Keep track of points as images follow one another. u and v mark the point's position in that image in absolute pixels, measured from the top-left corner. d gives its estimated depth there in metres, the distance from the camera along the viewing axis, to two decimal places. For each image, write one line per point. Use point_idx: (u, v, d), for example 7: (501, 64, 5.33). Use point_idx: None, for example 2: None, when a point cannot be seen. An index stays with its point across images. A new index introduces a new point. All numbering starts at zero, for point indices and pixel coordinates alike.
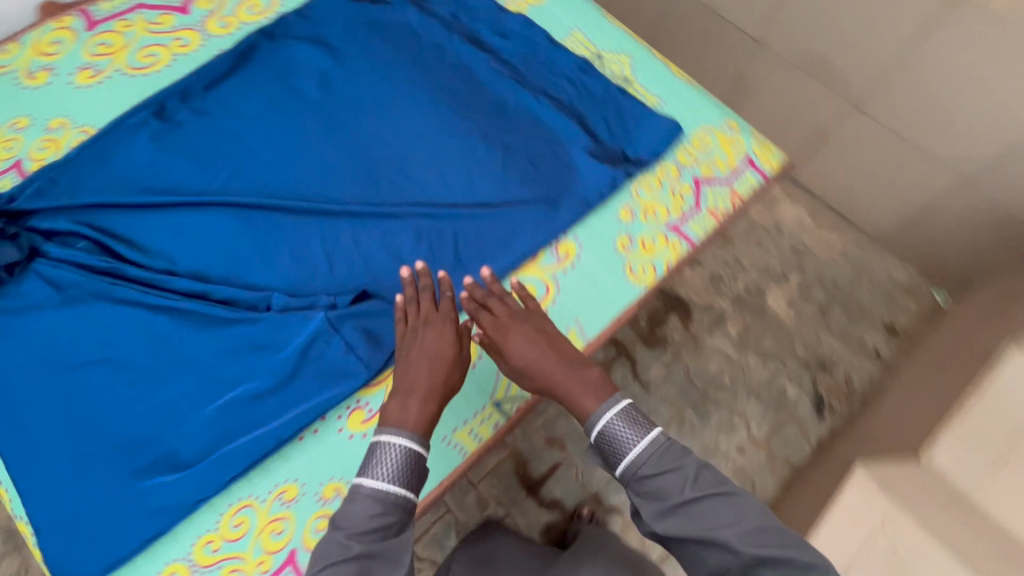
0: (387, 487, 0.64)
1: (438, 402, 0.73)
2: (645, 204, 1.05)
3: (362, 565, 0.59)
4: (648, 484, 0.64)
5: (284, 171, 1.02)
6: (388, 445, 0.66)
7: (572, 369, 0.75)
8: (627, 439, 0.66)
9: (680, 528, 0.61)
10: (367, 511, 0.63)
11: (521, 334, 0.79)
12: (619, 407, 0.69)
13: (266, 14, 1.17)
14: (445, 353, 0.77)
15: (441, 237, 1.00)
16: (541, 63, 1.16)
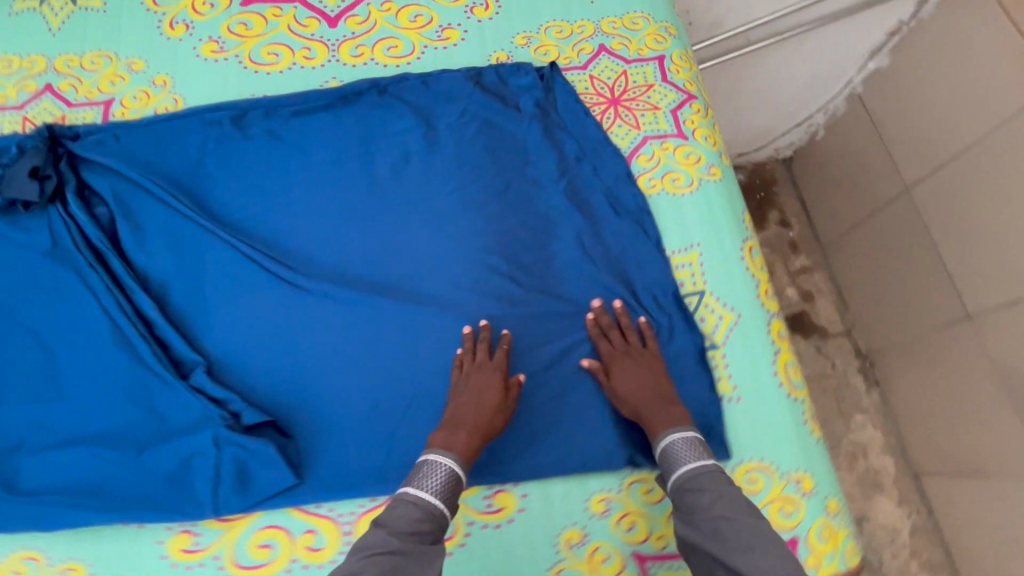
0: (427, 500, 0.71)
1: (482, 437, 0.79)
2: (627, 507, 0.83)
3: (398, 560, 0.65)
4: (684, 500, 0.72)
5: (308, 237, 0.97)
6: (433, 463, 0.75)
7: (662, 405, 0.81)
8: (678, 459, 0.75)
9: (701, 538, 0.68)
10: (410, 515, 0.70)
11: (627, 365, 0.85)
12: (681, 437, 0.77)
13: (398, 64, 1.08)
14: (491, 398, 0.82)
15: (393, 399, 0.87)
16: (627, 265, 0.95)
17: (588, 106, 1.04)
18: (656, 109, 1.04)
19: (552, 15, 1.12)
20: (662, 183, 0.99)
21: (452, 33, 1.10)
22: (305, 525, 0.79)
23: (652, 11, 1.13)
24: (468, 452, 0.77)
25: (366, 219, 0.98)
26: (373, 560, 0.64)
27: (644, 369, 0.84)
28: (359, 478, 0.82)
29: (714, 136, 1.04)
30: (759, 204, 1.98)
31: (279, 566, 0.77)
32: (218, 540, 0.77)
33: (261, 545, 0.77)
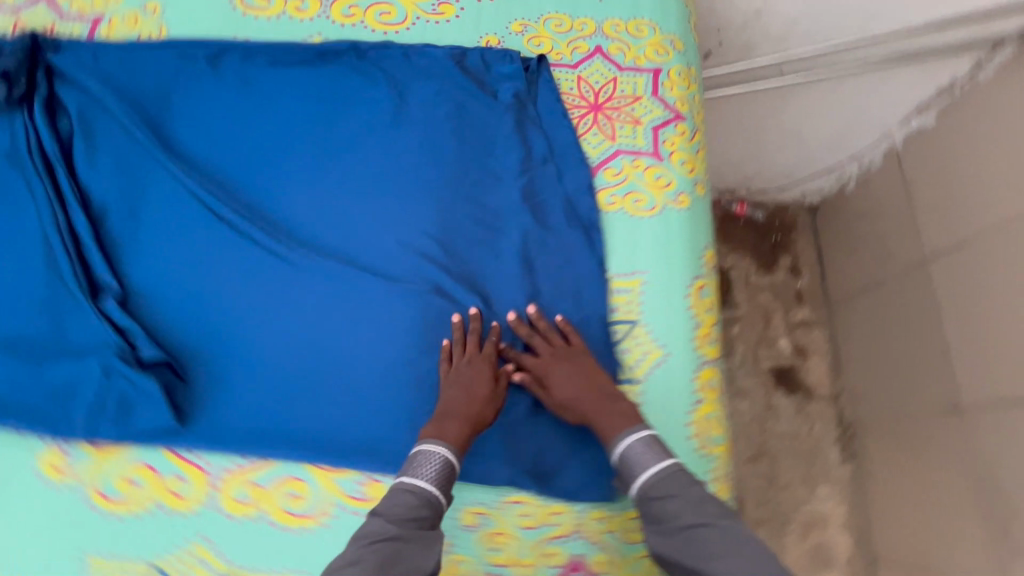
0: (422, 488, 0.71)
1: (472, 428, 0.78)
2: (498, 527, 0.80)
3: (398, 546, 0.65)
4: (653, 509, 0.69)
5: (254, 186, 0.95)
6: (428, 453, 0.74)
7: (607, 404, 0.79)
8: (640, 465, 0.72)
9: (678, 548, 0.67)
10: (407, 503, 0.69)
11: (561, 372, 0.82)
12: (637, 441, 0.74)
13: (386, 31, 1.05)
14: (479, 390, 0.81)
15: (297, 365, 0.86)
16: (567, 280, 0.91)
17: (568, 108, 0.99)
18: (637, 123, 0.98)
19: (555, 6, 1.06)
20: (622, 202, 0.94)
21: (448, 8, 1.06)
22: (174, 470, 0.79)
23: (662, 21, 1.06)
24: (462, 440, 0.76)
25: (314, 181, 0.96)
26: (370, 547, 0.65)
27: (576, 375, 0.81)
28: (241, 435, 0.81)
29: (694, 163, 0.97)
30: (773, 247, 1.89)
31: (139, 504, 0.77)
32: (88, 466, 0.78)
33: (127, 480, 0.78)
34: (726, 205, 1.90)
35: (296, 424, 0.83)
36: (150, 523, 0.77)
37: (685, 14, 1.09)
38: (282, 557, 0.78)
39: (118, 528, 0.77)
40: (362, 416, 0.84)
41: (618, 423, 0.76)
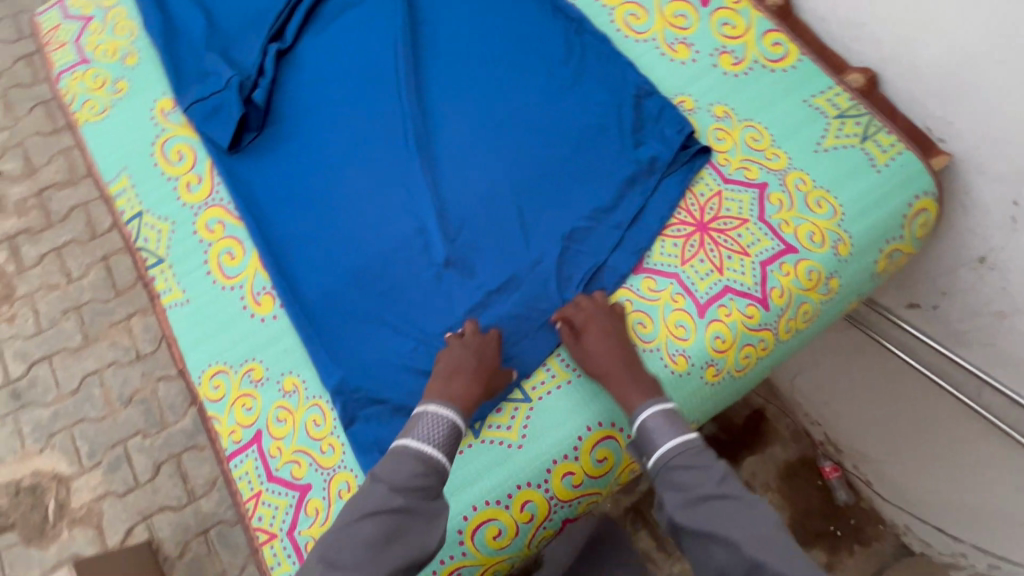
0: (427, 454, 0.76)
1: (482, 391, 0.82)
2: (293, 410, 0.86)
3: (402, 519, 0.73)
4: (674, 476, 0.75)
5: (424, 53, 1.06)
6: (438, 412, 0.78)
7: (633, 370, 0.82)
8: (661, 434, 0.77)
9: (696, 511, 0.72)
10: (412, 470, 0.74)
11: (603, 331, 0.84)
12: (659, 407, 0.78)
13: (622, 30, 1.06)
14: (487, 363, 0.83)
15: (316, 183, 0.98)
16: (528, 317, 0.89)
17: (679, 206, 0.93)
18: (718, 270, 0.88)
19: (768, 121, 0.97)
20: (628, 310, 0.87)
21: (683, 50, 1.03)
22: (202, 173, 1.00)
23: (848, 218, 0.90)
24: (463, 402, 0.80)
25: (451, 83, 1.03)
26: (378, 515, 0.73)
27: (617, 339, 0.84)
28: (249, 191, 0.98)
29: (728, 347, 0.85)
30: (823, 534, 1.51)
31: (170, 173, 1.01)
32: (171, 127, 1.03)
33: (178, 152, 1.01)
34: (821, 453, 1.57)
35: (275, 217, 0.97)
36: (161, 188, 1.00)
37: (881, 234, 0.90)
38: (188, 280, 0.95)
39: (150, 175, 1.01)
40: (312, 253, 0.94)
41: (640, 390, 0.80)
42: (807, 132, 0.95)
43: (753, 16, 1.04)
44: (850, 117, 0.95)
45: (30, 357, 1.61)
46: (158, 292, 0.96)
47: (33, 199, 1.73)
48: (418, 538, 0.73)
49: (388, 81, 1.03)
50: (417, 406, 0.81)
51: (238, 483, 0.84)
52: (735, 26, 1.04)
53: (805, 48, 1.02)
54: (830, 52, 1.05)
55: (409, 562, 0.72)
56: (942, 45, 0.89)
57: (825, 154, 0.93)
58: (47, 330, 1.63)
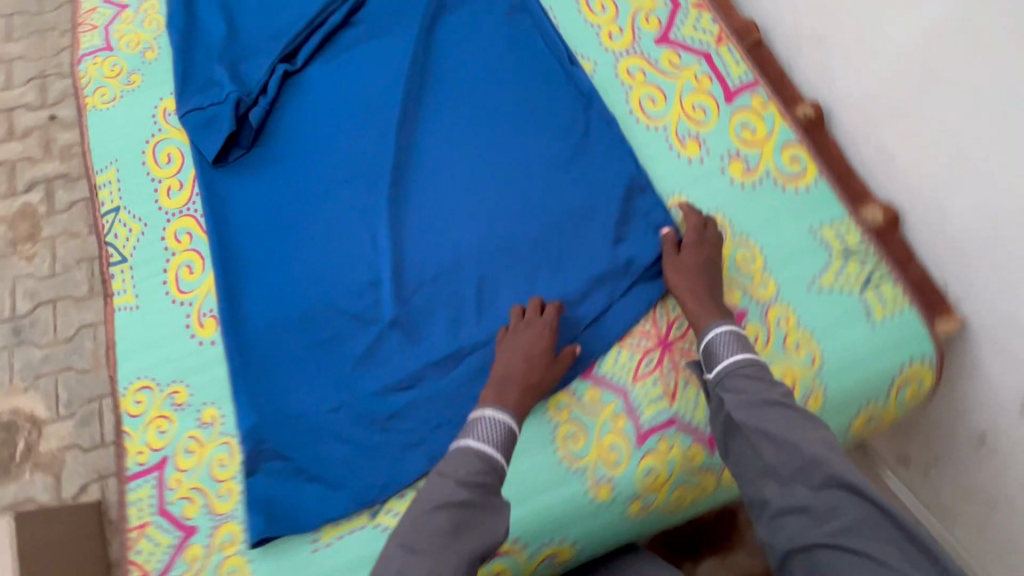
0: (489, 453, 0.71)
1: (533, 396, 0.79)
2: (203, 444, 0.84)
3: (467, 512, 0.66)
4: (737, 382, 0.72)
5: (428, 99, 1.03)
6: (492, 415, 0.75)
7: (710, 296, 0.81)
8: (731, 345, 0.75)
9: (758, 413, 0.68)
10: (475, 466, 0.70)
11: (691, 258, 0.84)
12: (731, 327, 0.77)
13: (634, 112, 1.01)
14: (542, 350, 0.81)
15: (290, 212, 0.97)
16: (461, 398, 0.85)
17: (647, 316, 0.86)
18: (669, 397, 0.81)
19: (765, 242, 0.89)
20: (564, 418, 0.81)
21: (693, 146, 0.97)
22: (185, 180, 1.00)
23: (828, 370, 0.82)
24: (516, 409, 0.77)
25: (447, 136, 1.00)
26: (444, 510, 0.66)
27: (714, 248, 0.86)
28: (223, 207, 0.97)
29: (661, 483, 0.79)
30: None
31: (156, 174, 1.01)
32: (168, 128, 1.04)
33: (168, 155, 1.02)
34: None
35: (241, 239, 0.96)
36: (143, 188, 1.01)
37: (862, 395, 0.82)
38: (144, 285, 0.95)
39: (136, 172, 1.02)
40: (269, 282, 0.93)
41: (713, 315, 0.79)
42: (805, 263, 0.87)
43: (776, 124, 0.97)
44: (855, 257, 0.87)
45: (38, 297, 1.47)
46: (113, 291, 0.96)
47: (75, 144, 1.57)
48: (481, 540, 0.65)
49: (384, 122, 1.01)
50: (470, 412, 0.77)
51: (129, 508, 0.81)
52: (756, 130, 0.96)
53: (825, 169, 0.94)
54: (854, 176, 0.95)
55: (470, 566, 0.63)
56: (977, 202, 0.79)
57: (819, 292, 0.85)
58: (59, 275, 1.48)
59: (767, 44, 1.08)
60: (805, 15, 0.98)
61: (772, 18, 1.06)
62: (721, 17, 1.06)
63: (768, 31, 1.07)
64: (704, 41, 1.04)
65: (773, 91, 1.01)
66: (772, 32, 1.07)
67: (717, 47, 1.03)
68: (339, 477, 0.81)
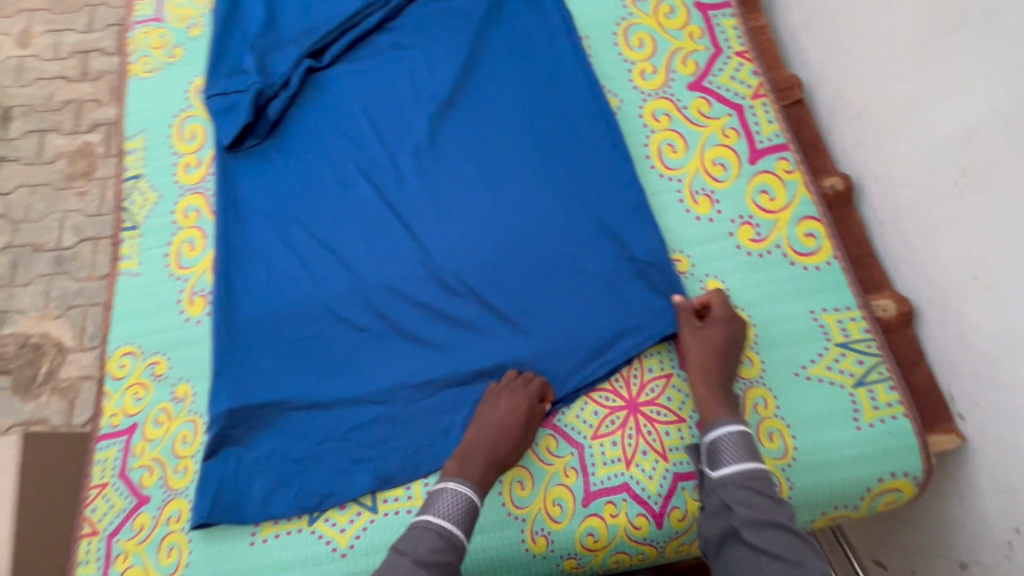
0: (448, 530, 0.71)
1: (500, 470, 0.77)
2: (171, 419, 0.88)
3: None
4: (744, 496, 0.69)
5: (447, 116, 1.03)
6: (453, 487, 0.74)
7: (722, 389, 0.78)
8: (738, 451, 0.72)
9: (764, 534, 0.66)
10: (432, 544, 0.69)
11: (709, 344, 0.80)
12: (739, 429, 0.74)
13: (651, 158, 0.97)
14: (512, 424, 0.78)
15: (297, 208, 1.00)
16: (422, 420, 0.86)
17: (619, 374, 0.84)
18: (626, 463, 0.79)
19: (759, 317, 0.85)
20: (514, 462, 0.80)
21: (705, 204, 0.93)
22: (203, 158, 1.04)
23: (798, 465, 0.77)
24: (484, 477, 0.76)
25: (456, 158, 1.01)
26: None
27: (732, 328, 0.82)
28: (235, 192, 1.01)
29: (599, 548, 0.77)
30: None
31: (179, 149, 1.05)
32: (196, 105, 1.08)
33: (192, 132, 1.06)
34: None
35: (247, 226, 0.99)
36: (164, 160, 1.05)
37: (831, 498, 0.77)
38: (148, 254, 0.99)
39: (161, 144, 1.06)
40: (264, 272, 0.96)
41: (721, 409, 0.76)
42: (797, 348, 0.83)
43: (798, 194, 0.91)
44: (854, 350, 0.82)
45: (82, 232, 1.53)
46: (119, 254, 1.00)
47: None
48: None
49: (400, 134, 1.03)
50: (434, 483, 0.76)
51: (94, 466, 0.86)
52: (774, 197, 0.91)
53: (842, 250, 0.88)
54: (874, 263, 0.90)
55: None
56: (994, 316, 0.72)
57: (806, 381, 0.81)
58: (104, 215, 1.55)
59: (809, 105, 1.02)
60: (852, 83, 0.92)
61: (819, 78, 1.00)
62: (764, 69, 1.00)
63: (813, 90, 1.01)
64: (740, 92, 0.99)
65: (804, 157, 0.95)
66: (815, 94, 1.01)
67: (752, 101, 0.98)
68: (288, 475, 0.83)
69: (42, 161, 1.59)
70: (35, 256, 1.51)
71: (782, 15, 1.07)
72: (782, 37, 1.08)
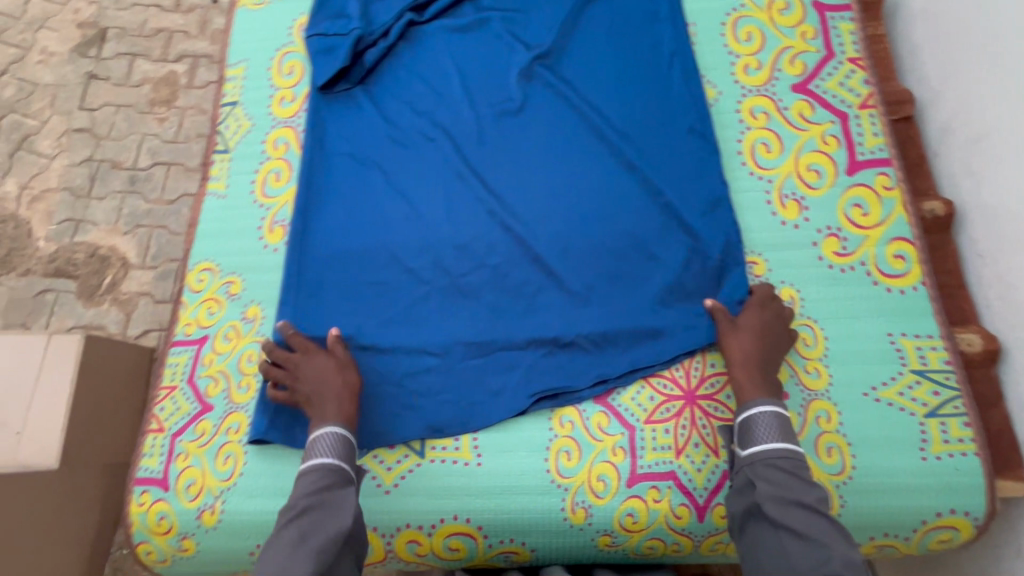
0: (321, 465, 0.75)
1: (353, 402, 0.82)
2: (239, 337, 0.92)
3: (308, 515, 0.70)
4: (770, 474, 0.68)
5: (540, 84, 1.02)
6: (322, 433, 0.78)
7: (761, 374, 0.77)
8: (771, 431, 0.71)
9: (787, 510, 0.64)
10: (310, 482, 0.73)
11: (749, 331, 0.80)
12: (773, 409, 0.73)
13: (743, 155, 0.95)
14: (331, 370, 0.84)
15: (380, 154, 1.01)
16: (476, 379, 0.86)
17: (679, 364, 0.84)
18: (674, 451, 0.79)
19: (833, 331, 0.83)
20: (563, 432, 0.81)
21: (793, 209, 0.90)
22: (298, 94, 1.07)
23: (853, 485, 0.75)
24: (349, 413, 0.80)
25: (541, 128, 1.00)
26: (290, 525, 0.69)
27: (783, 326, 0.82)
28: (323, 132, 1.03)
29: (636, 530, 0.77)
30: None
31: (276, 83, 1.08)
32: (297, 42, 1.10)
33: (290, 68, 1.09)
34: None
35: (330, 165, 1.01)
36: (261, 92, 1.08)
37: (883, 524, 0.75)
38: (235, 179, 1.03)
39: (259, 76, 1.09)
40: (341, 212, 0.98)
41: (762, 392, 0.75)
42: (870, 369, 0.80)
43: (893, 213, 0.88)
44: (931, 380, 0.79)
45: (157, 156, 1.58)
46: (209, 175, 1.04)
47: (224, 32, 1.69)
48: (329, 534, 0.68)
49: (489, 96, 1.02)
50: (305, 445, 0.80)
51: (167, 368, 0.91)
52: (867, 212, 0.88)
53: (933, 277, 0.84)
54: (964, 296, 0.86)
55: (318, 565, 0.66)
56: None
57: (874, 403, 0.78)
58: (180, 143, 1.59)
59: (918, 124, 0.97)
60: (971, 104, 0.88)
61: (934, 96, 0.95)
62: (876, 79, 0.96)
63: (925, 108, 0.96)
64: (847, 100, 0.95)
65: (906, 176, 0.91)
66: (927, 113, 0.96)
67: (859, 111, 0.94)
68: None
69: (129, 83, 1.64)
70: (113, 172, 1.56)
71: (903, 28, 1.02)
72: (898, 50, 1.03)
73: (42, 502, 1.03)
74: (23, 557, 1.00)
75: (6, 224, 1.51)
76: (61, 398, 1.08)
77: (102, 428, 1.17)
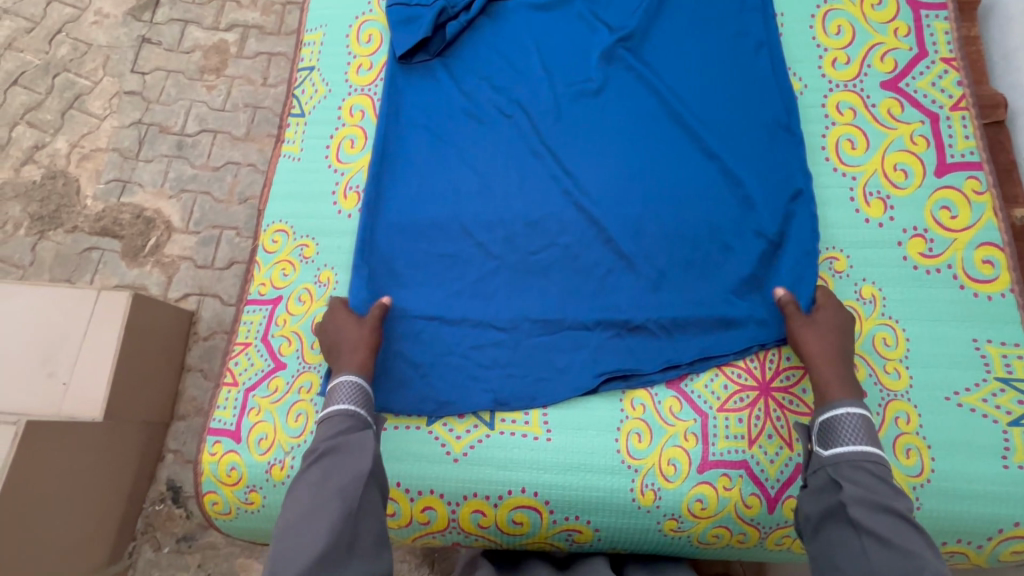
0: (346, 409, 0.76)
1: (372, 354, 0.83)
2: (311, 300, 0.92)
3: (329, 458, 0.72)
4: (859, 476, 0.67)
5: (620, 66, 1.01)
6: (343, 383, 0.79)
7: (845, 370, 0.76)
8: (859, 434, 0.70)
9: (874, 514, 0.64)
10: (335, 426, 0.75)
11: (826, 329, 0.80)
12: (860, 413, 0.71)
13: (827, 150, 0.93)
14: (356, 328, 0.85)
15: (456, 127, 1.00)
16: (545, 355, 0.86)
17: (755, 355, 0.83)
18: (747, 441, 0.78)
19: (915, 332, 0.81)
20: (634, 416, 0.81)
21: (878, 207, 0.89)
22: (375, 63, 1.07)
23: (931, 488, 0.74)
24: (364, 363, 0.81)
25: (620, 109, 0.99)
26: (313, 467, 0.71)
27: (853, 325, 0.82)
28: (400, 102, 1.03)
29: (704, 516, 0.77)
30: None
31: (354, 50, 1.08)
32: (377, 11, 1.10)
33: (369, 36, 1.09)
34: None
35: (406, 135, 1.01)
36: (338, 58, 1.08)
37: (960, 530, 0.74)
38: (311, 144, 1.03)
39: (337, 44, 1.09)
40: (416, 182, 0.98)
41: (848, 393, 0.74)
42: (952, 373, 0.79)
43: (983, 218, 0.86)
44: (1015, 389, 0.77)
45: (204, 123, 1.55)
46: (284, 138, 1.05)
47: (278, 3, 1.65)
48: (347, 477, 0.70)
49: (567, 77, 1.01)
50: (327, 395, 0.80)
51: (241, 325, 0.93)
52: (956, 216, 0.86)
53: (1022, 286, 0.83)
54: None
55: (343, 505, 0.68)
56: None
57: (955, 408, 0.77)
58: (227, 112, 1.56)
59: (1009, 130, 0.95)
60: None
61: None
62: (970, 81, 0.94)
63: (1017, 114, 0.94)
64: (939, 101, 0.93)
65: (996, 181, 0.89)
66: (1020, 119, 0.94)
67: (950, 112, 0.92)
68: (410, 378, 0.86)
69: (180, 49, 1.62)
70: (161, 136, 1.54)
71: (998, 31, 0.99)
72: (990, 54, 1.01)
73: (85, 454, 1.04)
74: (61, 519, 1.02)
75: (55, 180, 1.51)
76: (108, 357, 1.09)
77: (135, 389, 1.17)
